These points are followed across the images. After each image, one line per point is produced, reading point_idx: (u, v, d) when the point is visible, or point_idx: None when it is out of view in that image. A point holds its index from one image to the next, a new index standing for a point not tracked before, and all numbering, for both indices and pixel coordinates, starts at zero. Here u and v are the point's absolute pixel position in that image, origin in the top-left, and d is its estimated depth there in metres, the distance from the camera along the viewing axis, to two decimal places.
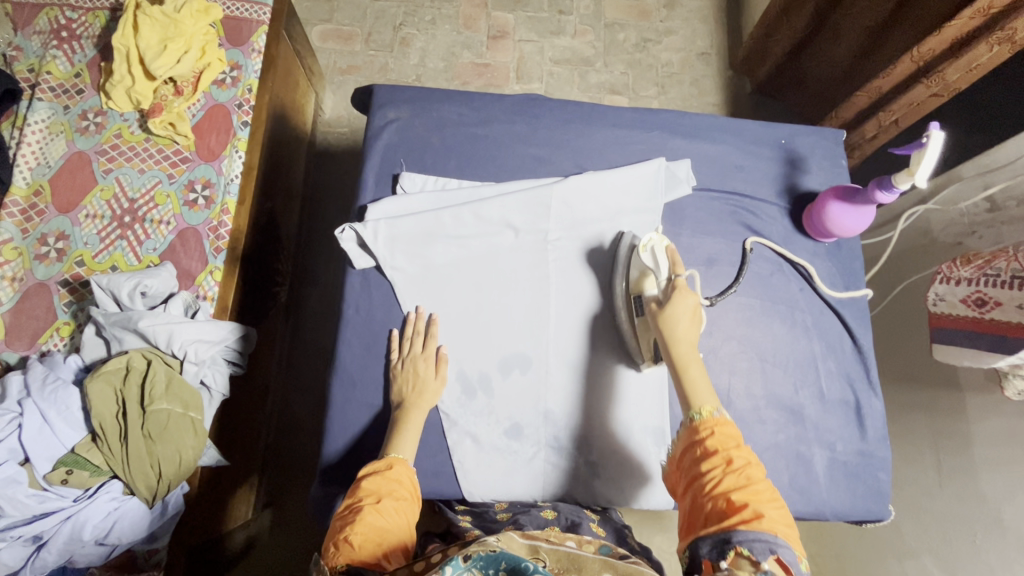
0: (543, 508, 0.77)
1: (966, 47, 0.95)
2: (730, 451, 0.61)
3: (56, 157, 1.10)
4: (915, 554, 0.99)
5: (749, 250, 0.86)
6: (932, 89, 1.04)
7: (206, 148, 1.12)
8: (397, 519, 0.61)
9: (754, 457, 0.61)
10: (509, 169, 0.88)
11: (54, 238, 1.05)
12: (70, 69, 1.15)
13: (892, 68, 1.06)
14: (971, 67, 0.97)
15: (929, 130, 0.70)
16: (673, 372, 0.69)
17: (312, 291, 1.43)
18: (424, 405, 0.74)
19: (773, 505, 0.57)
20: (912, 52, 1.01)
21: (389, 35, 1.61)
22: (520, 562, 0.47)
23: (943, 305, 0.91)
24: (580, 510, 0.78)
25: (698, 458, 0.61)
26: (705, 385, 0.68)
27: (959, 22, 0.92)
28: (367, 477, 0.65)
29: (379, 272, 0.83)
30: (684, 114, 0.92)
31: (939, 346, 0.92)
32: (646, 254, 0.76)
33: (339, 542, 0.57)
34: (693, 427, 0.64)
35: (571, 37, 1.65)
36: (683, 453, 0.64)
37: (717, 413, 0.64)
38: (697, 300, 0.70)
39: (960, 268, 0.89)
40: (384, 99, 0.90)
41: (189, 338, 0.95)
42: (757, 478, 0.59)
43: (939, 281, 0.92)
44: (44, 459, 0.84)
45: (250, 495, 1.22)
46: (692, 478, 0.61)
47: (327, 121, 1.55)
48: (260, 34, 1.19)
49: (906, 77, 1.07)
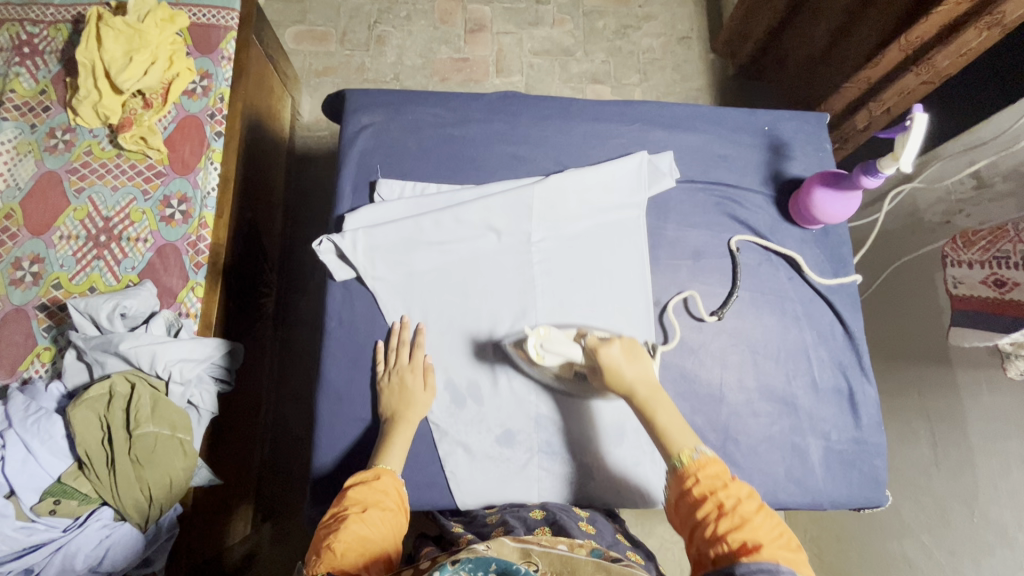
0: (532, 508, 0.74)
1: (954, 33, 0.93)
2: (719, 493, 0.60)
3: (26, 178, 1.07)
4: (914, 534, 0.99)
5: (735, 251, 0.85)
6: (922, 76, 1.01)
7: (179, 160, 1.09)
8: (382, 530, 0.60)
9: (744, 488, 0.60)
10: (488, 170, 0.86)
11: (29, 261, 1.03)
12: (34, 86, 1.12)
13: (881, 56, 1.05)
14: (961, 53, 0.95)
15: (913, 113, 0.69)
16: (643, 419, 0.69)
17: (299, 301, 1.41)
18: (415, 414, 0.74)
19: (777, 537, 0.56)
20: (899, 40, 1.00)
21: (364, 33, 1.58)
22: (511, 565, 0.48)
23: (964, 288, 0.92)
24: (567, 509, 0.75)
25: (692, 507, 0.60)
26: (678, 421, 0.68)
27: (947, 6, 0.90)
28: (355, 486, 0.65)
29: (361, 283, 0.81)
30: (665, 104, 0.91)
31: (958, 330, 0.92)
32: (547, 358, 0.72)
33: (321, 550, 0.56)
34: (677, 478, 0.63)
35: (550, 27, 1.62)
36: (678, 500, 0.62)
37: (697, 454, 0.64)
38: (620, 342, 0.72)
39: (965, 251, 0.93)
40: (357, 104, 0.87)
41: (174, 358, 0.93)
42: (753, 513, 0.58)
43: (952, 266, 0.96)
44: (30, 491, 0.83)
45: (247, 509, 1.21)
46: (693, 530, 0.60)
47: (306, 126, 1.52)
48: (228, 41, 1.16)
49: (895, 67, 1.05)
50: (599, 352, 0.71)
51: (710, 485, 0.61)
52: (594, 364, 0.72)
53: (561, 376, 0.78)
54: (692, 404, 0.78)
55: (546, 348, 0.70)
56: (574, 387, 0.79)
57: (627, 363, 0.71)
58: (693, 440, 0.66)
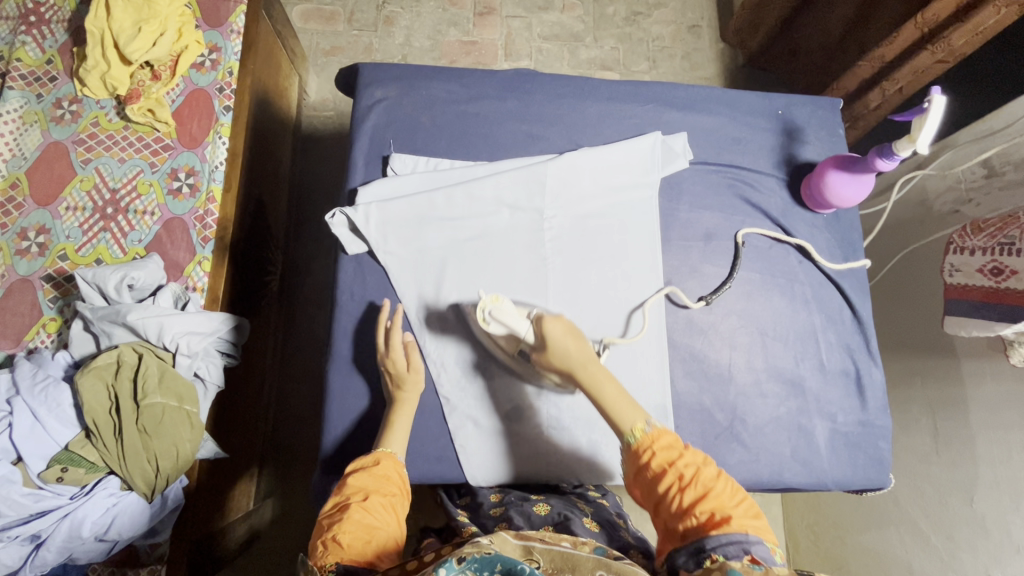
0: (536, 503, 0.75)
1: (972, 11, 0.94)
2: (678, 463, 0.58)
3: (32, 148, 1.06)
4: (912, 520, 1.01)
5: (742, 244, 0.85)
6: (937, 54, 1.03)
7: (188, 134, 1.08)
8: (387, 517, 0.61)
9: (699, 453, 0.59)
10: (502, 147, 0.86)
11: (35, 232, 1.02)
12: (41, 55, 1.11)
13: (896, 35, 1.04)
14: (978, 31, 0.97)
15: (931, 95, 0.69)
16: (590, 396, 0.67)
17: (304, 280, 1.41)
18: (415, 396, 0.75)
19: (739, 503, 0.56)
20: (915, 19, 1.00)
21: (372, 13, 1.57)
22: (515, 564, 0.46)
23: (961, 276, 0.90)
24: (572, 506, 0.75)
25: (651, 480, 0.59)
26: (623, 396, 0.66)
27: None
28: (354, 473, 0.65)
29: (372, 258, 0.81)
30: (680, 86, 0.90)
31: (955, 319, 0.89)
32: (493, 325, 0.73)
33: (328, 542, 0.57)
34: (633, 451, 0.61)
35: (560, 12, 1.61)
36: (640, 470, 0.61)
37: (650, 427, 0.62)
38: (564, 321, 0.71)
39: (971, 237, 0.90)
40: (370, 78, 0.87)
41: (180, 330, 0.93)
42: (712, 480, 0.57)
43: (954, 253, 0.92)
44: (37, 458, 0.83)
45: (250, 486, 1.21)
46: (658, 503, 0.59)
47: (312, 105, 1.51)
48: (238, 14, 1.14)
49: (910, 45, 1.06)
50: (544, 323, 0.69)
51: (667, 455, 0.60)
52: (538, 340, 0.71)
53: (507, 352, 0.76)
54: (699, 383, 0.79)
55: (491, 313, 0.72)
56: (521, 368, 0.78)
57: (570, 340, 0.69)
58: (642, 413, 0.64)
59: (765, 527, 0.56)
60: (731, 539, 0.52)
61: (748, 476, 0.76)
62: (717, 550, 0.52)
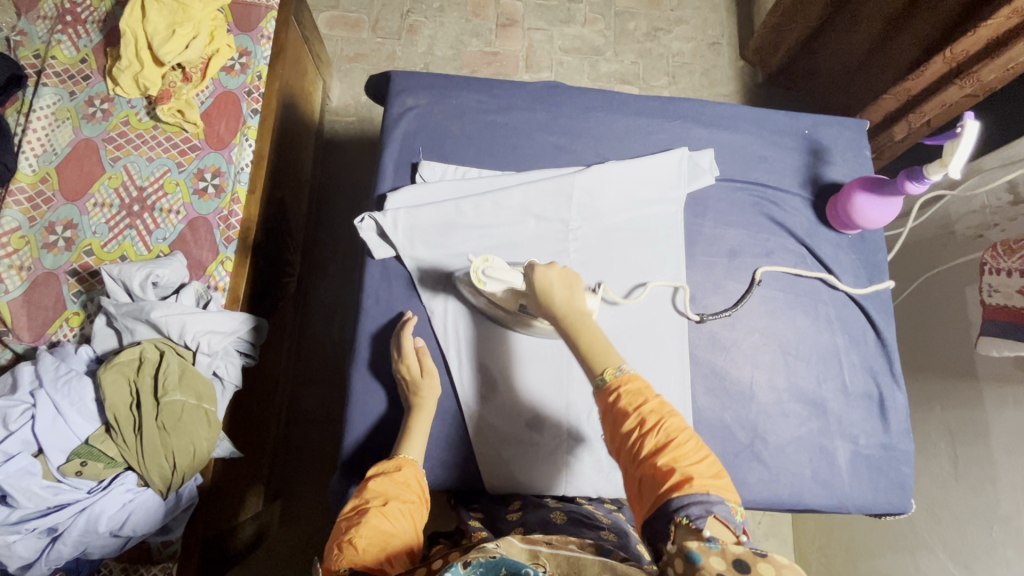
0: (553, 510, 0.74)
1: (1002, 48, 0.94)
2: (643, 413, 0.57)
3: (63, 144, 1.08)
4: (929, 547, 0.99)
5: (759, 280, 0.84)
6: (966, 89, 1.02)
7: (215, 135, 1.10)
8: (404, 523, 0.60)
9: (666, 404, 0.58)
10: (530, 158, 0.87)
11: (62, 227, 1.03)
12: (75, 54, 1.13)
13: (923, 69, 1.05)
14: (1009, 67, 0.95)
15: (964, 120, 0.69)
16: (569, 340, 0.67)
17: (321, 283, 1.42)
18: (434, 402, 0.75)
19: (701, 458, 0.54)
20: (945, 53, 1.00)
21: (396, 22, 1.59)
22: (521, 568, 0.46)
23: (999, 296, 0.86)
24: (591, 517, 0.74)
25: (616, 427, 0.58)
26: (603, 342, 0.65)
27: (995, 22, 0.92)
28: (374, 478, 0.65)
29: (399, 263, 0.82)
30: (706, 103, 0.91)
31: (987, 340, 0.88)
32: (489, 284, 0.74)
33: (344, 543, 0.56)
34: (603, 395, 0.60)
35: (581, 25, 1.63)
36: (607, 417, 0.59)
37: (621, 372, 0.61)
38: (558, 269, 0.70)
39: (1004, 259, 0.86)
40: (402, 86, 0.88)
41: (202, 329, 0.94)
42: (677, 431, 0.55)
43: (989, 274, 0.88)
44: (57, 451, 0.83)
45: (261, 489, 1.21)
46: (623, 452, 0.57)
47: (335, 110, 1.53)
48: (268, 20, 1.16)
49: (938, 78, 1.06)
50: (534, 271, 0.69)
51: (631, 404, 0.58)
52: (532, 288, 0.71)
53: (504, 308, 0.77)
54: (721, 400, 0.79)
55: (487, 273, 0.73)
56: (510, 321, 0.79)
57: (558, 287, 0.69)
58: (618, 358, 0.63)
59: (727, 487, 0.54)
60: (692, 498, 0.50)
61: (769, 496, 0.76)
62: (680, 512, 0.50)
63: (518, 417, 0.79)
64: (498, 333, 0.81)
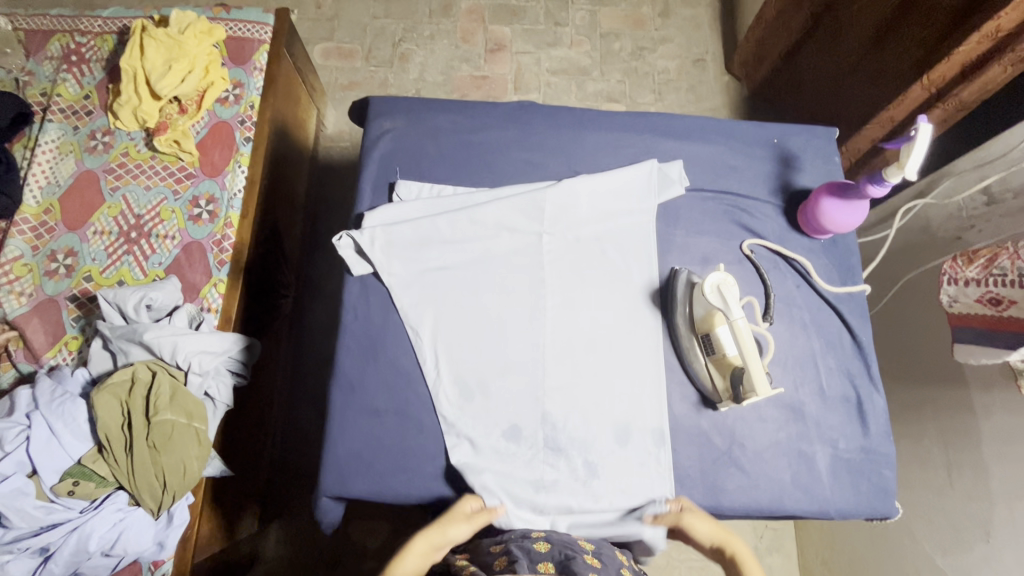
0: (536, 541, 0.71)
1: (978, 70, 0.97)
2: None
3: (66, 176, 1.13)
4: (928, 556, 0.97)
5: (749, 253, 0.86)
6: (948, 111, 1.06)
7: (210, 163, 1.14)
8: None
9: None
10: (504, 175, 0.90)
11: (63, 254, 1.08)
12: (79, 91, 1.19)
13: (903, 97, 1.10)
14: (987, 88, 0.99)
15: (917, 123, 0.70)
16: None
17: (315, 304, 1.45)
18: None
19: None
20: (922, 80, 1.05)
21: (389, 51, 1.65)
22: None
23: (959, 306, 0.87)
24: (574, 544, 0.71)
25: None
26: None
27: (966, 48, 0.96)
28: None
29: (376, 279, 0.84)
30: (675, 116, 0.94)
31: (963, 347, 0.87)
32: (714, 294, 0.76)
33: None
34: None
35: (568, 47, 1.68)
36: None
37: None
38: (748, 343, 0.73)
39: (964, 268, 0.86)
40: (380, 109, 0.92)
41: (193, 349, 0.96)
42: None
43: (948, 282, 0.89)
44: (51, 471, 0.86)
45: (255, 508, 1.23)
46: None
47: (330, 136, 1.58)
48: (261, 53, 1.22)
49: (919, 104, 1.10)
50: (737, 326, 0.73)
51: None
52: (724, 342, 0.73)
53: (697, 335, 0.79)
54: (696, 406, 0.81)
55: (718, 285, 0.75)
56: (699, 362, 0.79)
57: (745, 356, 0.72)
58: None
59: None
60: None
61: (749, 502, 0.77)
62: None
63: (493, 428, 0.78)
64: (476, 343, 0.81)
